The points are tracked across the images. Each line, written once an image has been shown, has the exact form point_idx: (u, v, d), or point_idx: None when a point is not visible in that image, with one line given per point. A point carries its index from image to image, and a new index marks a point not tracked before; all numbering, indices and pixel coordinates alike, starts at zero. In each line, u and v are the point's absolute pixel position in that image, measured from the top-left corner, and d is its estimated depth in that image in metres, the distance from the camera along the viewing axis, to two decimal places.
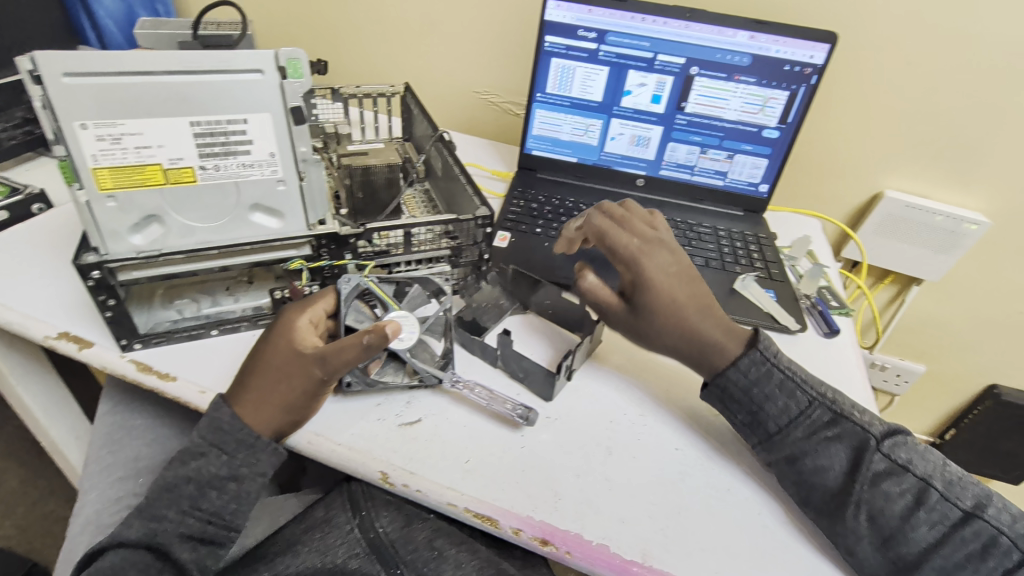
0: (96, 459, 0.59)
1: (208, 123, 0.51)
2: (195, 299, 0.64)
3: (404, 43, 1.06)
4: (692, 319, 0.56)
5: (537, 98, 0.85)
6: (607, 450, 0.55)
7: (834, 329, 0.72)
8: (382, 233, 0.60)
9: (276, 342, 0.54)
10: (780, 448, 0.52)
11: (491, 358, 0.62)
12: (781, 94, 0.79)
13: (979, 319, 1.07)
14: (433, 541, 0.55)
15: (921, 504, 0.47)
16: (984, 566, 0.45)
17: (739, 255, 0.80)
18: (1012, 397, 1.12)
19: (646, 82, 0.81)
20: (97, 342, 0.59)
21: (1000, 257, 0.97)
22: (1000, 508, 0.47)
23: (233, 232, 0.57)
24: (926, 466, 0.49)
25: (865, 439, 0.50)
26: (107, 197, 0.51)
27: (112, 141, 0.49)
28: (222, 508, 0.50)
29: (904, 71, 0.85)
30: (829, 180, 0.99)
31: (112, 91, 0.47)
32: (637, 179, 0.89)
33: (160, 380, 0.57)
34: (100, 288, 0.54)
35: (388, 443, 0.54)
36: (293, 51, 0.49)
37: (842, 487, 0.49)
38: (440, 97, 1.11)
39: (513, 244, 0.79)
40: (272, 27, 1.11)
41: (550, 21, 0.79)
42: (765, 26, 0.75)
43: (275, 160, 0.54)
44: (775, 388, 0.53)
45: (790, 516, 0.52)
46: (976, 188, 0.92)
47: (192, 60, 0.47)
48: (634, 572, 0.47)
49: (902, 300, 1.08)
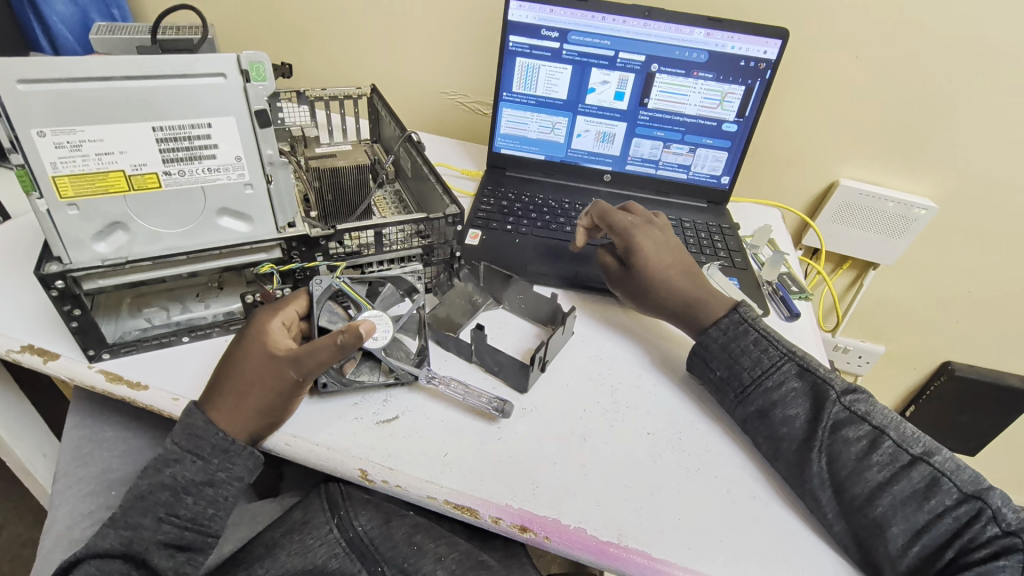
0: (65, 473, 0.58)
1: (171, 128, 0.50)
2: (165, 306, 0.63)
3: (369, 45, 1.06)
4: (677, 278, 0.66)
5: (503, 97, 0.87)
6: (581, 438, 0.56)
7: (794, 312, 0.76)
8: (353, 234, 0.61)
9: (249, 344, 0.54)
10: (753, 400, 0.57)
11: (467, 353, 0.63)
12: (738, 89, 0.81)
13: (932, 299, 1.12)
14: (413, 536, 0.56)
15: (875, 448, 0.50)
16: (929, 505, 0.47)
17: (704, 245, 0.83)
18: (965, 372, 1.18)
19: (609, 79, 0.83)
20: (63, 355, 0.58)
21: (948, 239, 1.03)
22: (949, 457, 0.49)
23: (201, 237, 0.56)
24: (883, 418, 0.52)
25: (826, 390, 0.54)
26: (68, 205, 0.50)
27: (71, 148, 0.48)
28: (199, 514, 0.50)
29: (852, 65, 0.89)
30: (787, 171, 1.03)
31: (69, 97, 0.46)
32: (604, 174, 0.91)
33: (131, 390, 0.56)
34: (65, 298, 0.53)
35: (366, 438, 0.54)
36: (255, 55, 0.50)
37: (806, 434, 0.53)
38: (407, 98, 1.11)
39: (484, 241, 0.80)
40: (233, 31, 1.10)
41: (513, 21, 0.81)
42: (720, 23, 0.77)
43: (241, 163, 0.54)
44: (750, 343, 0.59)
45: (758, 491, 0.54)
46: (923, 175, 0.97)
47: (153, 65, 0.47)
48: (610, 553, 0.48)
49: (860, 284, 1.13)
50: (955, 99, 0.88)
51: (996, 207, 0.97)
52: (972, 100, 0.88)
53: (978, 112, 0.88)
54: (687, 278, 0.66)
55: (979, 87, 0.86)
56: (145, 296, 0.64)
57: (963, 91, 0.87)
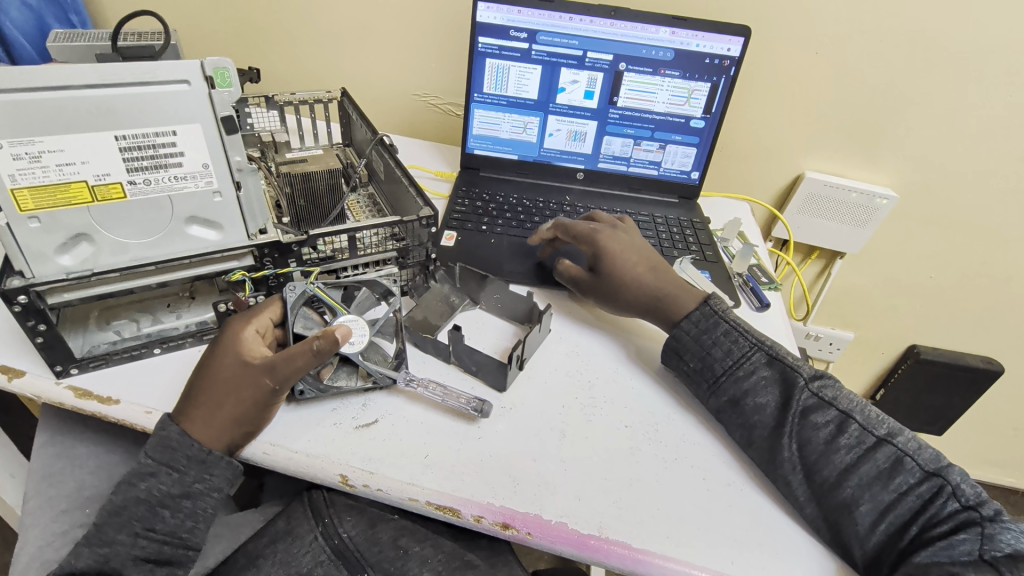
0: (36, 493, 0.56)
1: (135, 136, 0.49)
2: (135, 318, 0.62)
3: (338, 48, 1.05)
4: (645, 275, 0.68)
5: (474, 98, 0.87)
6: (561, 434, 0.57)
7: (764, 302, 0.78)
8: (327, 239, 0.60)
9: (224, 354, 0.53)
10: (726, 390, 0.58)
11: (445, 354, 0.63)
12: (704, 85, 0.83)
13: (896, 285, 1.16)
14: (398, 540, 0.56)
15: (842, 432, 0.52)
16: (893, 484, 0.49)
17: (676, 240, 0.85)
18: (930, 355, 1.22)
19: (578, 78, 0.84)
20: (29, 371, 0.57)
21: (909, 227, 1.06)
22: (911, 438, 0.51)
23: (170, 247, 0.55)
24: (849, 402, 0.54)
25: (795, 377, 0.56)
26: (29, 218, 0.49)
27: (30, 159, 0.47)
28: (177, 528, 0.49)
29: (813, 61, 0.92)
30: (755, 165, 1.05)
31: (26, 107, 0.45)
32: (577, 172, 0.92)
33: (101, 405, 0.55)
34: (29, 313, 0.52)
35: (346, 444, 0.54)
36: (219, 60, 0.49)
37: (777, 421, 0.55)
38: (379, 100, 1.11)
39: (460, 242, 0.80)
40: (197, 36, 1.08)
41: (481, 22, 0.81)
42: (684, 22, 0.79)
43: (209, 171, 0.53)
44: (721, 334, 0.60)
45: (733, 478, 0.55)
46: (883, 165, 1.00)
47: (113, 73, 0.46)
48: (592, 545, 0.49)
49: (828, 273, 1.17)
50: (910, 91, 0.92)
51: (953, 194, 1.01)
52: (926, 92, 0.91)
53: (933, 103, 0.92)
54: (655, 274, 0.68)
55: (932, 79, 0.90)
56: (113, 309, 0.63)
57: (918, 83, 0.91)
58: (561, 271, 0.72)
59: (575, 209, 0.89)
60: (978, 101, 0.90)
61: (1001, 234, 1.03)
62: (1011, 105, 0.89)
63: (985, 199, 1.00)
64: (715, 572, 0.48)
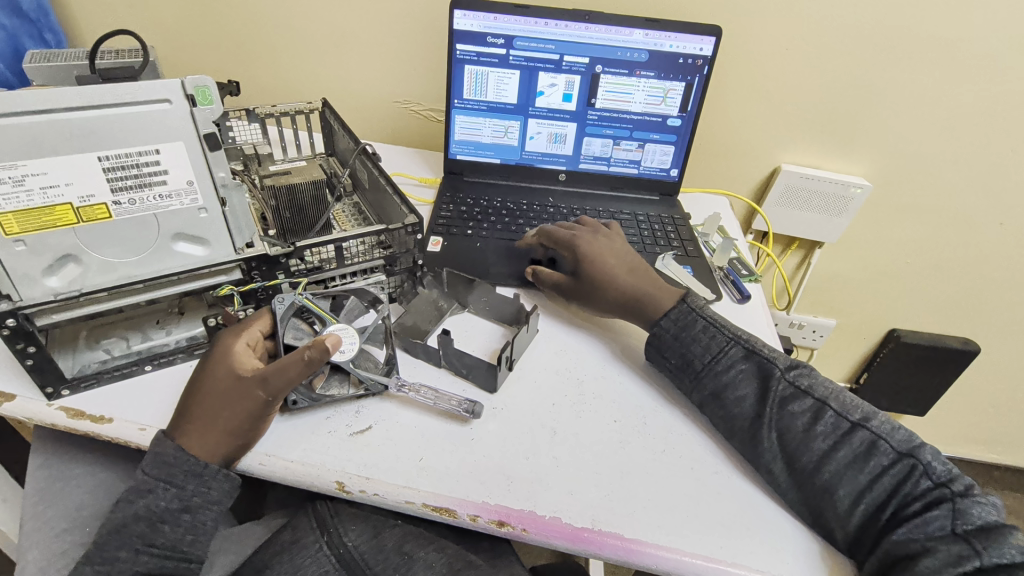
0: (33, 515, 0.56)
1: (118, 157, 0.50)
2: (124, 336, 0.62)
3: (317, 58, 1.06)
4: (623, 276, 0.69)
5: (455, 104, 0.88)
6: (551, 431, 0.58)
7: (745, 294, 0.80)
8: (314, 250, 0.61)
9: (215, 368, 0.54)
10: (706, 383, 0.60)
11: (436, 358, 0.64)
12: (679, 85, 0.85)
13: (874, 272, 1.19)
14: (404, 545, 0.57)
15: (819, 419, 0.54)
16: (869, 467, 0.51)
17: (658, 237, 0.86)
18: (910, 338, 1.25)
19: (556, 82, 0.85)
20: (20, 394, 0.57)
21: (884, 215, 1.09)
22: (884, 420, 0.53)
23: (156, 264, 0.56)
24: (824, 390, 0.56)
25: (771, 369, 0.58)
26: (15, 241, 0.49)
27: (13, 183, 0.47)
28: (178, 541, 0.50)
29: (784, 57, 0.94)
30: (733, 160, 1.07)
31: (8, 132, 0.45)
32: (559, 174, 0.94)
33: (95, 424, 0.55)
34: (18, 336, 0.51)
35: (340, 451, 0.55)
36: (200, 79, 0.50)
37: (756, 412, 0.57)
38: (360, 109, 1.11)
39: (445, 248, 0.81)
40: (174, 51, 1.08)
41: (459, 29, 0.82)
42: (656, 23, 0.81)
43: (193, 188, 0.54)
44: (698, 331, 0.62)
45: (720, 466, 0.57)
46: (856, 156, 1.03)
47: (94, 95, 0.47)
48: (586, 538, 0.50)
49: (808, 263, 1.19)
50: (878, 83, 0.94)
51: (924, 181, 1.04)
52: (893, 83, 0.94)
53: (900, 93, 0.95)
54: (633, 275, 0.70)
55: (898, 71, 0.92)
56: (102, 327, 0.63)
57: (885, 75, 0.93)
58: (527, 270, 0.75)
59: (558, 210, 0.90)
60: (943, 90, 0.93)
61: (971, 218, 1.07)
62: (974, 93, 0.93)
63: (955, 184, 1.03)
64: (706, 557, 0.49)
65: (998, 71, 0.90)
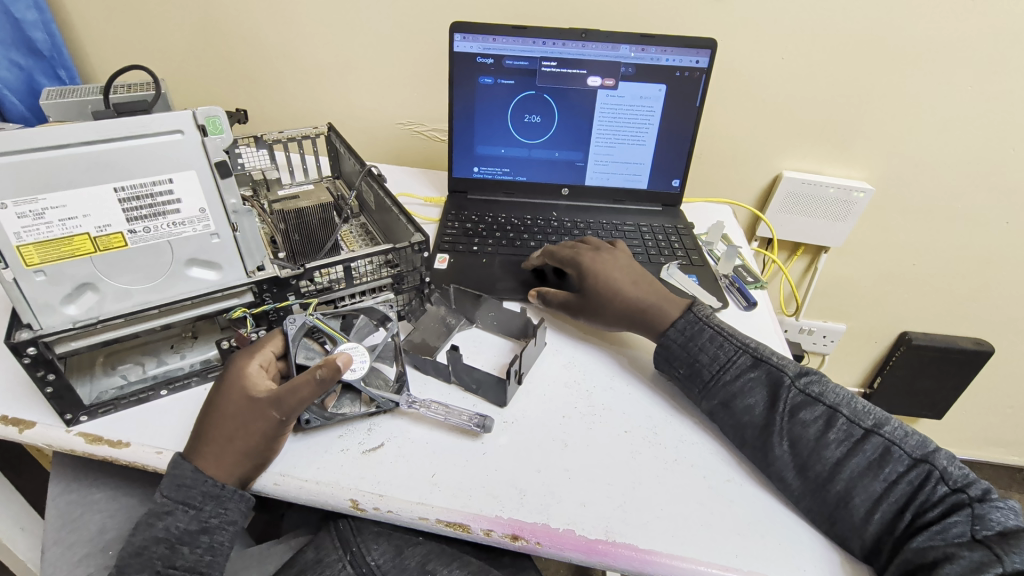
0: (56, 540, 0.57)
1: (133, 187, 0.52)
2: (139, 361, 0.63)
3: (323, 84, 1.08)
4: (628, 287, 0.70)
5: (459, 124, 0.90)
6: (563, 444, 0.59)
7: (751, 301, 0.80)
8: (323, 270, 0.62)
9: (230, 390, 0.55)
10: (716, 393, 0.60)
11: (445, 374, 0.65)
12: (676, 97, 0.86)
13: (881, 275, 1.19)
14: (426, 564, 0.57)
15: (831, 427, 0.54)
16: (884, 474, 0.51)
17: (663, 248, 0.87)
18: (922, 340, 1.24)
19: (554, 100, 0.87)
20: (40, 421, 0.58)
21: (889, 217, 1.10)
22: (897, 426, 0.54)
23: (171, 290, 0.57)
24: (836, 396, 0.56)
25: (781, 376, 0.58)
26: (35, 272, 0.51)
27: (34, 217, 0.49)
28: (197, 563, 0.50)
29: (780, 65, 0.95)
30: (735, 169, 1.08)
31: (30, 168, 0.47)
32: (562, 188, 0.94)
33: (113, 449, 0.56)
34: (38, 364, 0.53)
35: (354, 469, 0.55)
36: (210, 110, 0.52)
37: (767, 420, 0.57)
38: (365, 131, 1.13)
39: (453, 264, 0.82)
40: (186, 83, 1.11)
41: (459, 52, 0.84)
42: (651, 39, 0.82)
43: (205, 215, 0.56)
44: (706, 341, 0.63)
45: (732, 473, 0.57)
46: (858, 161, 1.04)
47: (109, 128, 0.49)
48: (600, 550, 0.50)
49: (814, 268, 1.19)
50: (874, 87, 0.95)
51: (926, 183, 1.04)
52: (888, 87, 0.95)
53: (896, 96, 0.96)
54: (639, 286, 0.70)
55: (893, 74, 0.94)
56: (118, 353, 0.64)
57: (880, 79, 0.94)
58: (531, 291, 0.76)
59: (563, 224, 0.91)
60: (939, 91, 0.94)
61: (976, 217, 1.06)
62: (969, 92, 0.93)
63: (958, 185, 1.03)
64: (722, 566, 0.49)
65: (994, 70, 0.91)
